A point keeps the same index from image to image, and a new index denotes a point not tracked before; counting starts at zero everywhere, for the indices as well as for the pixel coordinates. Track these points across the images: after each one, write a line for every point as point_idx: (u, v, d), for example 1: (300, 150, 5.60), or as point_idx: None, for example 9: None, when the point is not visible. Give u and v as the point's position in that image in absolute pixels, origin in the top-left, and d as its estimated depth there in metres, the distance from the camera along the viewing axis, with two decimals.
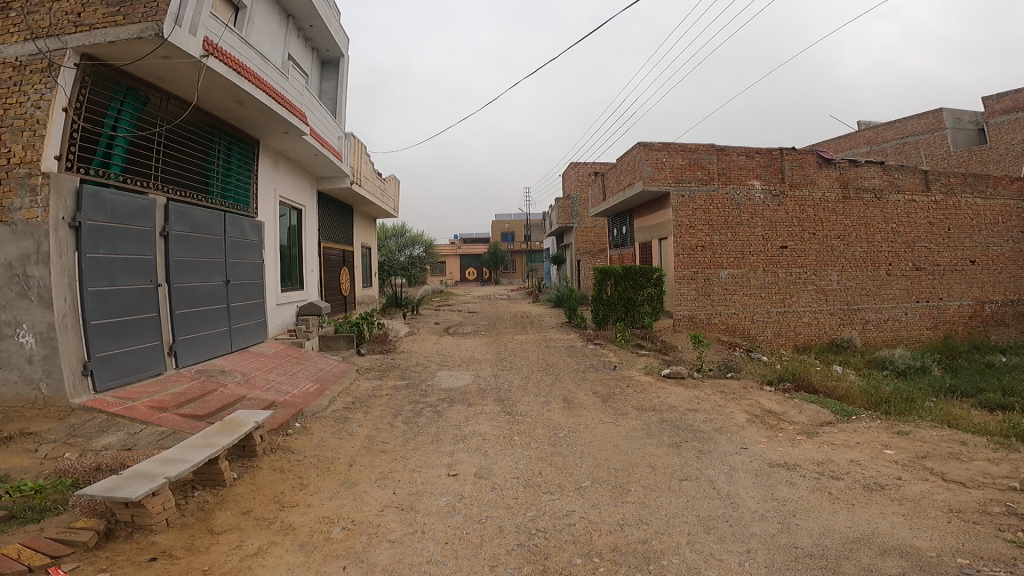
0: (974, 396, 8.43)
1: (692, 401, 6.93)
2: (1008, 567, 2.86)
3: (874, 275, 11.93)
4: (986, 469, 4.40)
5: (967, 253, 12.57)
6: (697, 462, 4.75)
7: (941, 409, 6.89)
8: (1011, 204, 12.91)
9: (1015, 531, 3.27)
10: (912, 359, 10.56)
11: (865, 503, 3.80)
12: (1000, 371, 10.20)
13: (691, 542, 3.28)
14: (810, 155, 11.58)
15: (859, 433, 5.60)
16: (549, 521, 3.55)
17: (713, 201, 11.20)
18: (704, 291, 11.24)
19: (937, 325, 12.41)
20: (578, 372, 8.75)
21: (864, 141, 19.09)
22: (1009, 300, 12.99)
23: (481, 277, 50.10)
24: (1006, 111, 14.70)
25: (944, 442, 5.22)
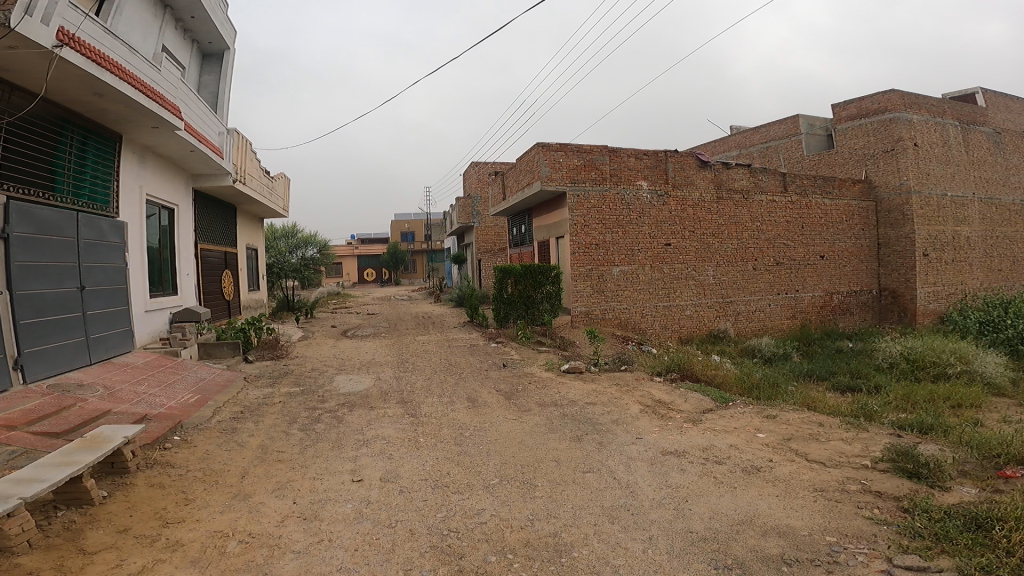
0: (829, 379, 9.51)
1: (589, 395, 7.20)
2: (870, 544, 3.22)
3: (743, 270, 13.08)
4: (841, 449, 4.96)
5: (818, 250, 14.15)
6: (598, 454, 4.94)
7: (800, 393, 7.68)
8: (853, 204, 14.68)
9: (870, 508, 3.70)
10: (777, 347, 11.73)
11: (745, 486, 4.14)
12: (848, 355, 11.56)
13: (599, 532, 3.40)
14: (690, 158, 12.47)
15: (735, 419, 6.10)
16: (461, 520, 3.52)
17: (606, 201, 11.70)
18: (598, 288, 11.69)
19: (795, 315, 13.83)
20: (481, 371, 8.78)
21: (736, 146, 20.57)
22: (853, 290, 14.73)
23: (380, 277, 48.91)
24: (852, 116, 15.49)
25: (805, 424, 5.83)
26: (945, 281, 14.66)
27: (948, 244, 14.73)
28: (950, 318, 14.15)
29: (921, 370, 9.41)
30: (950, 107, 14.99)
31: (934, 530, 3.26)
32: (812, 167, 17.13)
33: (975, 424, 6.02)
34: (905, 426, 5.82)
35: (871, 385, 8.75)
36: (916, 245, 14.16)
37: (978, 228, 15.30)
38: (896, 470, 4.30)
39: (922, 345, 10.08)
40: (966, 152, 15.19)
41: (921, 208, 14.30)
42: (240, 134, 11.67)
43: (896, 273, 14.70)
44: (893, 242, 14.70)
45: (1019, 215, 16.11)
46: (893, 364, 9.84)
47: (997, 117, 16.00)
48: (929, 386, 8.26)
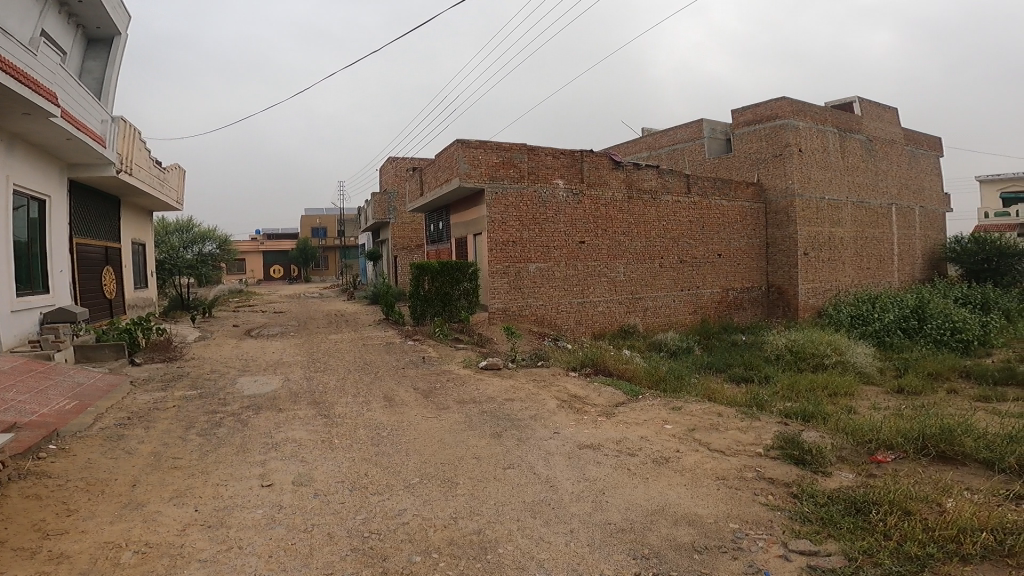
0: (726, 371, 10.18)
1: (507, 391, 7.25)
2: (768, 530, 3.47)
3: (650, 268, 13.71)
4: (739, 438, 5.33)
5: (716, 248, 15.10)
6: (517, 450, 4.98)
7: (702, 385, 8.16)
8: (747, 206, 15.80)
9: (765, 495, 3.99)
10: (681, 341, 12.41)
11: (655, 477, 4.33)
12: (742, 348, 12.42)
13: (522, 527, 3.44)
14: (604, 158, 12.87)
15: (645, 411, 6.38)
16: (381, 521, 3.43)
17: (523, 199, 11.82)
18: (515, 285, 11.79)
19: (696, 311, 14.68)
20: (398, 369, 8.60)
21: (647, 147, 21.20)
22: (746, 287, 15.87)
23: (287, 274, 46.65)
24: (748, 121, 16.59)
25: (707, 415, 6.21)
26: (823, 279, 16.13)
27: (825, 244, 16.22)
28: (827, 312, 15.55)
29: (803, 360, 10.29)
30: (831, 114, 16.45)
31: (820, 515, 3.57)
32: (712, 170, 18.16)
33: (849, 412, 6.67)
34: (791, 414, 6.34)
35: (761, 376, 9.45)
36: (797, 244, 15.48)
37: (850, 229, 16.95)
38: (785, 457, 4.68)
39: (803, 337, 10.97)
40: (842, 158, 16.75)
41: (803, 210, 15.63)
42: (127, 123, 10.70)
43: (781, 271, 15.98)
44: (779, 241, 15.97)
45: (885, 219, 18.03)
46: (780, 355, 10.67)
47: (870, 126, 17.72)
48: (810, 376, 9.06)
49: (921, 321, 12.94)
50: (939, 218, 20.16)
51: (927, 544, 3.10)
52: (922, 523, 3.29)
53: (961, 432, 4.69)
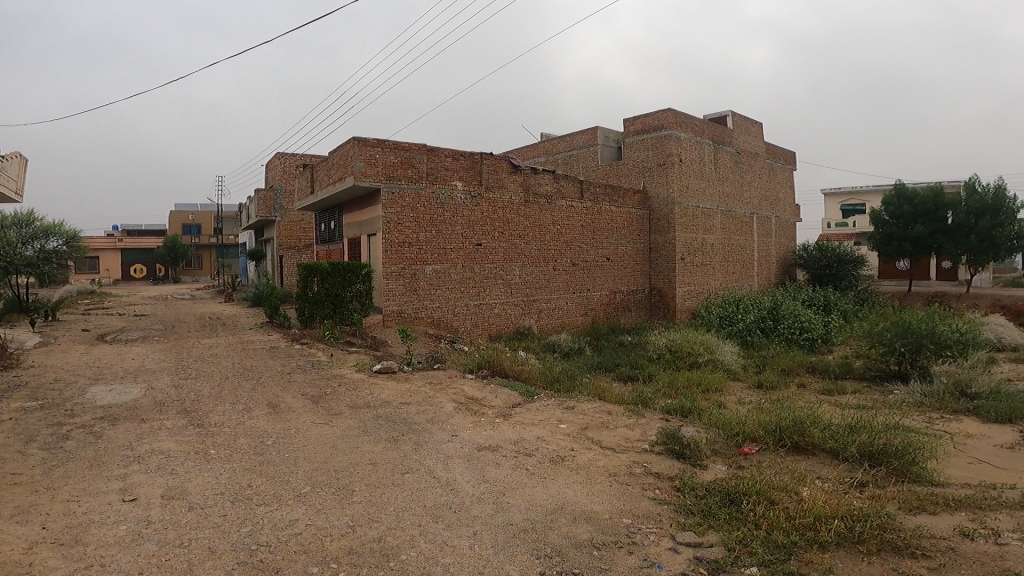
0: (614, 370, 10.69)
1: (402, 394, 7.09)
2: (657, 523, 3.68)
3: (544, 271, 14.07)
4: (627, 434, 5.61)
5: (605, 252, 15.81)
6: (414, 454, 4.88)
7: (592, 384, 8.49)
8: (634, 212, 16.74)
9: (653, 489, 4.23)
10: (573, 342, 12.86)
11: (552, 476, 4.44)
12: (628, 348, 13.09)
13: (423, 532, 3.37)
14: (503, 162, 13.02)
15: (540, 411, 6.53)
16: (271, 533, 3.24)
17: (420, 200, 11.64)
18: (410, 286, 11.56)
19: (587, 312, 15.30)
20: (283, 375, 8.11)
21: (544, 152, 21.69)
22: (631, 290, 16.77)
23: (153, 274, 42.37)
24: (637, 131, 17.46)
25: (598, 413, 6.47)
26: (697, 282, 17.47)
27: (699, 250, 17.59)
28: (700, 312, 16.85)
29: (680, 358, 11.05)
30: (708, 127, 17.85)
31: (701, 507, 3.85)
32: (603, 176, 18.91)
33: (719, 407, 7.26)
34: (671, 411, 6.77)
35: (646, 373, 10.02)
36: (676, 248, 16.66)
37: (720, 236, 18.52)
38: (668, 452, 4.99)
39: (680, 336, 11.79)
40: (715, 168, 18.26)
41: (681, 217, 16.84)
42: None
43: (662, 275, 17.08)
44: (661, 247, 17.07)
45: (748, 227, 19.92)
46: (660, 354, 11.37)
47: (740, 139, 19.49)
48: (687, 373, 9.76)
49: (776, 321, 14.43)
50: (792, 228, 22.63)
51: (791, 532, 3.44)
52: (786, 513, 3.63)
53: (812, 423, 5.26)
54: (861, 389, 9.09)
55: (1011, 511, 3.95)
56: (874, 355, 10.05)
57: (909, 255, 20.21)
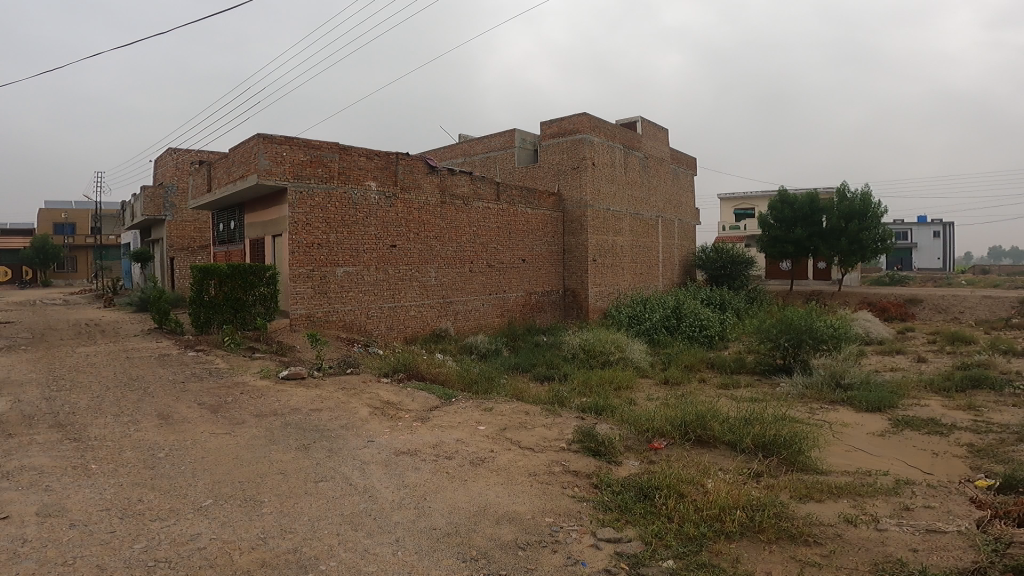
0: (530, 370, 10.81)
1: (313, 401, 6.77)
2: (578, 521, 3.74)
3: (461, 272, 14.02)
4: (545, 434, 5.68)
5: (520, 254, 15.99)
6: (328, 461, 4.67)
7: (509, 384, 8.54)
8: (548, 215, 17.05)
9: (572, 487, 4.30)
10: (490, 343, 12.90)
11: (473, 478, 4.40)
12: (543, 348, 13.31)
13: (343, 541, 3.26)
14: (419, 163, 12.82)
15: (459, 414, 6.47)
16: (170, 548, 3.03)
17: (331, 200, 11.19)
18: (320, 289, 11.08)
19: (503, 313, 15.40)
20: (177, 384, 7.49)
21: (462, 154, 21.46)
22: (546, 291, 17.07)
23: (18, 277, 37.80)
24: (553, 134, 17.73)
25: (516, 414, 6.51)
26: (608, 282, 18.11)
27: (609, 251, 18.24)
28: (611, 312, 17.46)
29: (593, 357, 11.38)
30: (619, 133, 18.54)
31: (618, 503, 3.96)
32: (520, 178, 19.03)
33: (630, 403, 7.55)
34: (585, 409, 6.95)
35: (561, 373, 10.23)
36: (588, 250, 17.18)
37: (628, 239, 19.30)
38: (584, 450, 5.11)
39: (593, 336, 12.15)
40: (625, 172, 19.00)
41: (593, 219, 17.39)
42: None
43: (575, 276, 17.53)
44: (573, 248, 17.53)
45: (654, 230, 20.92)
46: (574, 353, 11.65)
47: (648, 145, 20.41)
48: (600, 371, 10.06)
49: (679, 319, 15.25)
50: (694, 231, 24.03)
51: (701, 524, 3.61)
52: (695, 505, 3.81)
53: (715, 416, 5.59)
54: (753, 382, 9.81)
55: (885, 495, 4.37)
56: (764, 350, 10.88)
57: (791, 256, 22.19)
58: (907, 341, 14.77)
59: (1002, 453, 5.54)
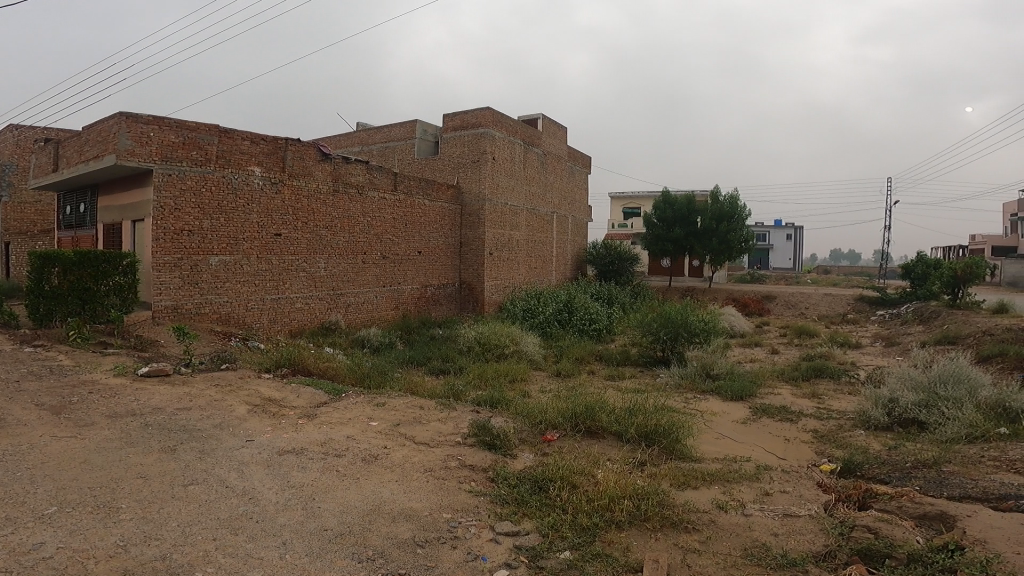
0: (424, 364, 10.65)
1: (181, 400, 6.18)
2: (476, 515, 3.74)
3: (352, 263, 13.50)
4: (441, 429, 5.63)
5: (416, 246, 15.69)
6: (200, 463, 4.29)
7: (403, 378, 8.37)
8: (446, 207, 16.88)
9: (469, 482, 4.29)
10: (383, 337, 12.57)
11: (366, 476, 4.25)
12: (438, 341, 13.17)
13: (222, 546, 3.03)
14: (311, 149, 12.17)
15: (350, 410, 6.24)
16: (9, 560, 2.69)
17: (207, 184, 10.29)
18: (190, 279, 10.15)
19: (397, 306, 15.05)
20: (11, 384, 6.51)
21: (359, 142, 20.50)
22: (441, 284, 16.90)
23: None
24: (456, 127, 17.59)
25: (410, 408, 6.40)
26: (503, 276, 18.33)
27: (506, 245, 18.45)
28: (506, 305, 17.67)
29: (488, 351, 11.46)
30: (520, 129, 18.77)
31: (515, 496, 4.02)
32: (419, 170, 18.65)
33: (523, 396, 7.69)
34: (480, 402, 6.97)
35: (456, 366, 10.17)
36: (485, 244, 17.26)
37: (525, 233, 19.62)
38: (480, 443, 5.13)
39: (488, 329, 12.21)
40: (524, 168, 19.28)
41: (490, 213, 17.48)
42: None
43: (471, 269, 17.54)
44: (471, 242, 17.51)
45: (548, 225, 21.43)
46: (469, 347, 11.65)
47: (546, 142, 20.84)
48: (494, 365, 10.15)
49: (570, 313, 15.78)
50: (586, 228, 24.95)
51: (593, 515, 3.76)
52: (587, 496, 3.95)
53: (603, 408, 5.84)
54: (636, 373, 10.41)
55: (750, 480, 4.78)
56: (645, 343, 11.55)
57: (670, 253, 23.82)
58: (764, 334, 16.40)
59: (841, 437, 6.30)
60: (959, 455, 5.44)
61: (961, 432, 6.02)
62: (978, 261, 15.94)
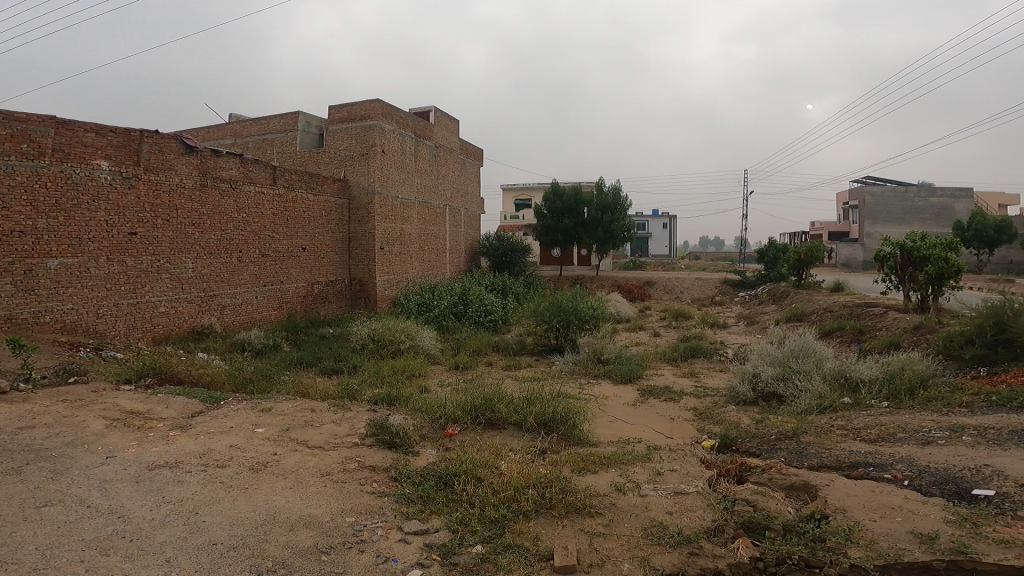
0: (315, 364, 10.06)
1: (21, 419, 5.42)
2: (381, 517, 3.65)
3: (226, 262, 12.07)
4: (335, 431, 5.44)
5: (300, 242, 14.28)
6: (52, 484, 3.87)
7: (291, 381, 7.95)
8: (333, 200, 15.51)
9: (371, 483, 4.18)
10: (265, 339, 11.45)
11: (256, 485, 4.02)
12: (329, 341, 12.12)
13: (93, 568, 2.82)
14: (172, 141, 10.79)
15: (230, 417, 5.87)
16: None
17: (40, 179, 8.70)
18: (20, 286, 8.46)
19: (281, 306, 13.66)
20: None
21: (232, 134, 18.26)
22: (330, 280, 15.47)
23: None
24: (343, 119, 16.20)
25: (299, 412, 6.13)
26: (396, 271, 17.15)
27: (397, 239, 17.21)
28: (400, 301, 16.51)
29: (383, 348, 11.09)
30: (410, 121, 17.74)
31: (420, 494, 3.98)
32: (302, 162, 16.92)
33: (421, 392, 7.61)
34: (378, 401, 6.82)
35: (350, 365, 9.73)
36: (376, 238, 16.07)
37: (417, 226, 18.47)
38: (378, 443, 5.02)
39: (382, 325, 11.74)
40: (415, 161, 18.22)
41: (381, 207, 16.32)
42: None
43: (362, 264, 16.21)
44: (359, 237, 16.22)
45: (442, 218, 20.46)
46: (363, 345, 11.16)
47: (439, 135, 20.03)
48: (390, 361, 9.88)
49: (466, 306, 15.71)
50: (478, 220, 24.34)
51: (500, 506, 3.80)
52: (492, 488, 3.99)
53: (502, 398, 5.92)
54: (533, 362, 10.66)
55: (643, 461, 5.02)
56: (540, 332, 11.87)
57: (560, 244, 24.56)
58: (646, 318, 17.41)
59: (718, 413, 6.82)
60: (812, 425, 6.00)
61: (814, 403, 6.71)
62: (818, 246, 17.96)
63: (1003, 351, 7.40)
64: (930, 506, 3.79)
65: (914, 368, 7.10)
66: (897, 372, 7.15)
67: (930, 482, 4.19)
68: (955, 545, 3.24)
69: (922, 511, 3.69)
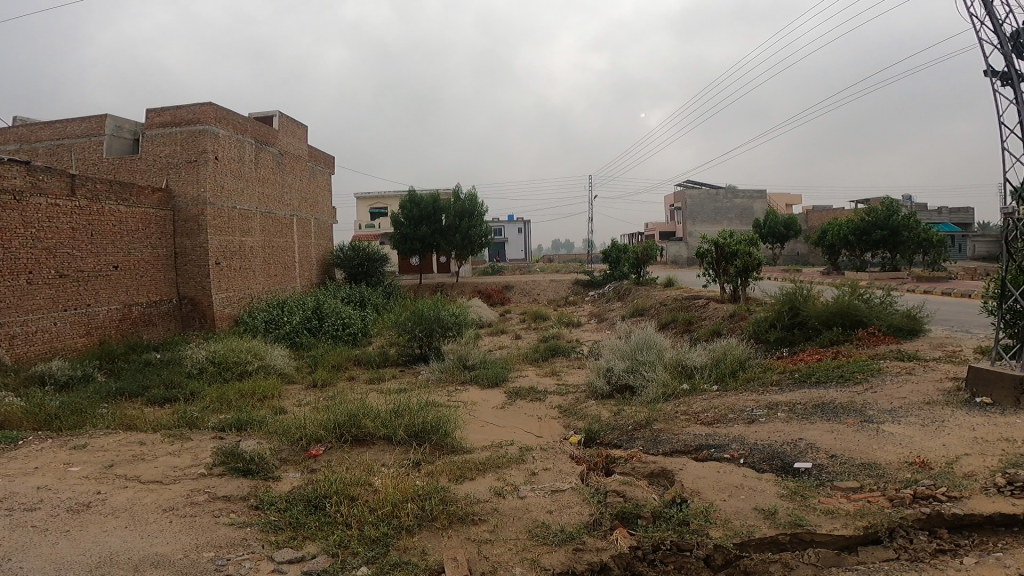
0: (141, 395, 8.87)
1: None
2: (245, 548, 3.39)
3: (9, 285, 9.83)
4: (173, 463, 4.98)
5: (111, 259, 12.08)
6: None
7: (113, 413, 7.04)
8: (152, 212, 13.34)
9: (228, 514, 3.88)
10: (73, 369, 9.69)
11: (81, 527, 3.60)
12: (157, 367, 10.49)
13: None
14: None
15: (33, 458, 5.20)
16: None
17: None
18: None
19: (90, 333, 11.38)
20: None
21: (17, 139, 15.29)
22: (153, 301, 13.22)
23: None
24: (164, 123, 14.05)
25: (124, 446, 5.55)
26: (236, 287, 15.15)
27: (237, 253, 15.29)
28: (244, 319, 14.78)
29: (226, 370, 10.08)
30: (250, 125, 15.99)
31: (288, 520, 3.75)
32: (111, 171, 14.43)
33: (277, 413, 7.18)
34: (224, 427, 6.34)
35: (187, 392, 8.82)
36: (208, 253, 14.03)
37: (259, 238, 16.62)
38: (231, 471, 4.69)
39: (223, 346, 10.69)
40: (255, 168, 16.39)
41: (214, 218, 14.31)
42: None
43: (193, 281, 14.11)
44: (189, 251, 14.10)
45: (289, 230, 18.84)
46: (201, 369, 10.01)
47: (284, 142, 18.45)
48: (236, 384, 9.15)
49: (321, 319, 14.82)
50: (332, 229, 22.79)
51: (379, 524, 3.68)
52: (368, 506, 3.87)
53: (368, 413, 5.76)
54: (396, 373, 10.50)
55: (517, 463, 5.10)
56: (403, 342, 11.73)
57: (418, 251, 24.33)
58: (507, 321, 17.75)
59: (581, 408, 7.13)
60: (662, 413, 6.45)
61: (660, 391, 7.22)
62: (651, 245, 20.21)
63: (798, 332, 8.51)
64: (767, 482, 4.21)
65: (735, 352, 7.92)
66: (720, 357, 7.85)
67: (761, 459, 4.63)
68: (793, 518, 3.60)
69: (761, 488, 4.09)
